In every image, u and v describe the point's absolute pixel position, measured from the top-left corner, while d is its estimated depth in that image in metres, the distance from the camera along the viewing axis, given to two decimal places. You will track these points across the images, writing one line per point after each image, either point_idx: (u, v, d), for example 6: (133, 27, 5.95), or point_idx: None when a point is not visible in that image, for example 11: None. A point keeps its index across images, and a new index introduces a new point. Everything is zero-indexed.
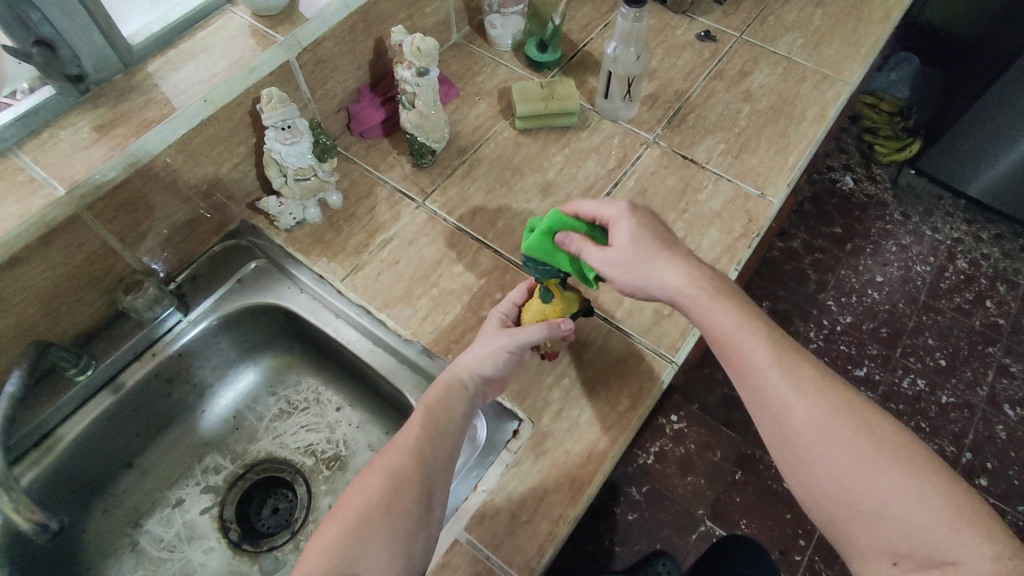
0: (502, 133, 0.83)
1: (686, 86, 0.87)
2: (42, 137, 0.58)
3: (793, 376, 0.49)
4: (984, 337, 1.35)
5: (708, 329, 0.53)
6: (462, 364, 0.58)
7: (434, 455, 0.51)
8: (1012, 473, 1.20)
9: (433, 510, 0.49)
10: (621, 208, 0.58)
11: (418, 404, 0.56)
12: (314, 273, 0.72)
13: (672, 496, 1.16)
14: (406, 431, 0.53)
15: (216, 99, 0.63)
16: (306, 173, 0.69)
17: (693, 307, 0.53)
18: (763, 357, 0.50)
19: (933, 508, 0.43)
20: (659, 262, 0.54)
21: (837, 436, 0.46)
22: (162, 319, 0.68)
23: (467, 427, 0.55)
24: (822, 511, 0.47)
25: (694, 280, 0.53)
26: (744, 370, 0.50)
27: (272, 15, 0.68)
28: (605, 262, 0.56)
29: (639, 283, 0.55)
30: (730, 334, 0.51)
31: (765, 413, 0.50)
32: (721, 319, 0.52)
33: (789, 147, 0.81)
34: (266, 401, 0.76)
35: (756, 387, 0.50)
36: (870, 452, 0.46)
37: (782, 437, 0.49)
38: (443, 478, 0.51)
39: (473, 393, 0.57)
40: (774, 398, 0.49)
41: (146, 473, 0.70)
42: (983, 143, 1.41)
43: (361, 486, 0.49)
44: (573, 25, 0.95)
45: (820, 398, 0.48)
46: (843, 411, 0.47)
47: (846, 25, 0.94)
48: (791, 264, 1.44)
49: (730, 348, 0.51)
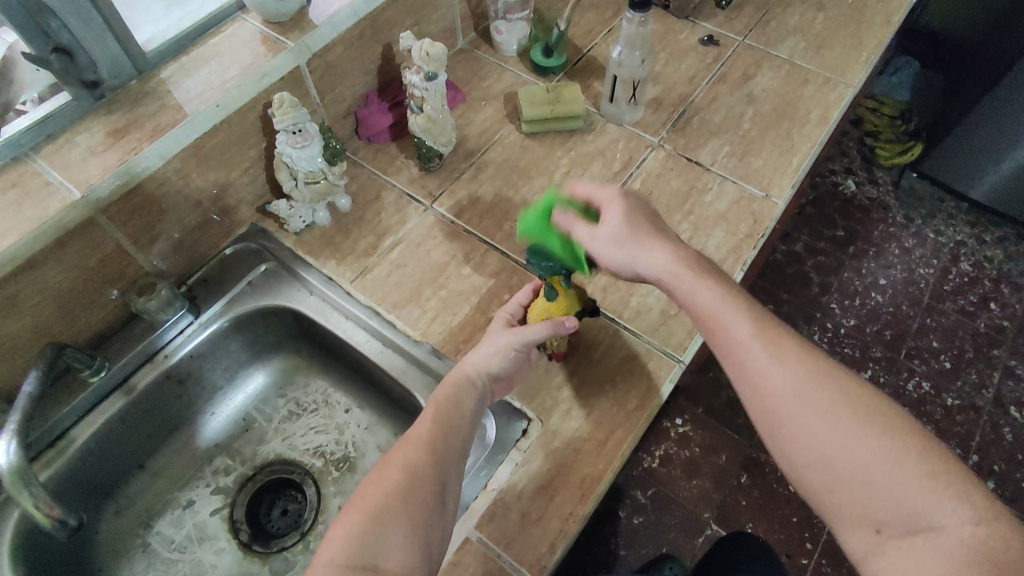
0: (508, 137, 0.84)
1: (690, 90, 0.88)
2: (58, 142, 0.59)
3: (773, 349, 0.50)
4: (989, 339, 1.35)
5: (691, 305, 0.54)
6: (468, 363, 0.59)
7: (446, 449, 0.52)
8: (1019, 476, 1.20)
9: (447, 504, 0.49)
10: (615, 192, 0.60)
11: (428, 401, 0.56)
12: (324, 276, 0.73)
13: (677, 499, 1.16)
14: (417, 426, 0.53)
15: (228, 104, 0.64)
16: (316, 176, 0.70)
17: (676, 286, 0.54)
18: (743, 331, 0.51)
19: (912, 473, 0.45)
20: (644, 239, 0.57)
21: (818, 407, 0.47)
22: (173, 321, 0.69)
23: (477, 425, 0.55)
24: (805, 483, 0.48)
25: (678, 258, 0.55)
26: (726, 346, 0.51)
27: (282, 21, 0.69)
28: (595, 237, 0.58)
29: (625, 261, 0.57)
30: (712, 310, 0.52)
31: (749, 388, 0.50)
32: (704, 295, 0.53)
33: (793, 149, 0.82)
34: (275, 403, 0.77)
35: (739, 362, 0.51)
36: (849, 420, 0.46)
37: (765, 409, 0.49)
38: (456, 473, 0.51)
39: (481, 389, 0.58)
40: (757, 371, 0.49)
41: (157, 475, 0.71)
42: (984, 145, 1.42)
43: (378, 477, 0.48)
44: (577, 31, 0.96)
45: (800, 368, 0.49)
46: (822, 381, 0.48)
47: (848, 29, 0.95)
48: (794, 267, 1.45)
49: (713, 324, 0.52)
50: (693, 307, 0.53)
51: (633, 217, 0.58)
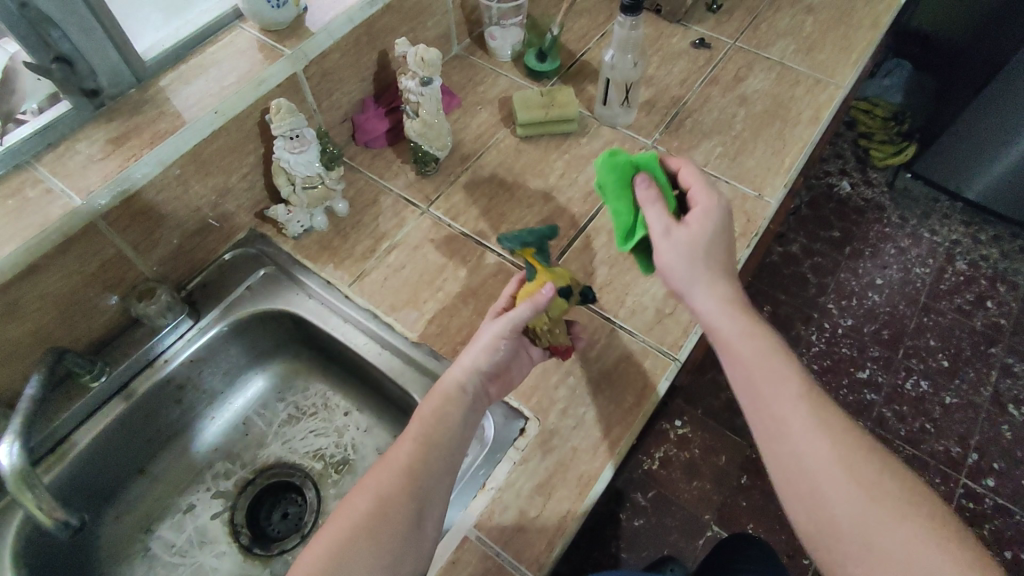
0: (504, 141, 0.85)
1: (682, 92, 0.89)
2: (59, 149, 0.60)
3: (816, 412, 0.50)
4: (987, 338, 1.36)
5: (734, 353, 0.54)
6: (458, 372, 0.58)
7: (427, 472, 0.51)
8: (1018, 473, 1.20)
9: (425, 528, 0.50)
10: (714, 198, 0.59)
11: (415, 414, 0.56)
12: (322, 280, 0.74)
13: (677, 501, 1.16)
14: (400, 447, 0.53)
15: (226, 110, 0.65)
16: (314, 181, 0.71)
17: (724, 328, 0.55)
18: (790, 389, 0.51)
19: (947, 556, 0.43)
20: (710, 263, 0.57)
21: (856, 476, 0.47)
22: (162, 335, 0.69)
23: (466, 434, 0.56)
24: (832, 550, 0.47)
25: (731, 303, 0.56)
26: (768, 402, 0.51)
27: (280, 30, 0.70)
28: (669, 233, 0.57)
29: (683, 278, 0.57)
30: (760, 367, 0.52)
31: (783, 447, 0.50)
32: (753, 344, 0.53)
33: (785, 149, 0.83)
34: (275, 407, 0.77)
35: (778, 420, 0.50)
36: (887, 494, 0.46)
37: (799, 467, 0.49)
38: (438, 496, 0.51)
39: (473, 399, 0.57)
40: (798, 427, 0.49)
41: (156, 480, 0.71)
42: (976, 146, 1.43)
43: (348, 507, 0.49)
44: (571, 36, 0.97)
45: (840, 436, 0.49)
46: (864, 453, 0.48)
47: (837, 31, 0.96)
48: (791, 268, 1.46)
49: (758, 376, 0.52)
50: (739, 357, 0.54)
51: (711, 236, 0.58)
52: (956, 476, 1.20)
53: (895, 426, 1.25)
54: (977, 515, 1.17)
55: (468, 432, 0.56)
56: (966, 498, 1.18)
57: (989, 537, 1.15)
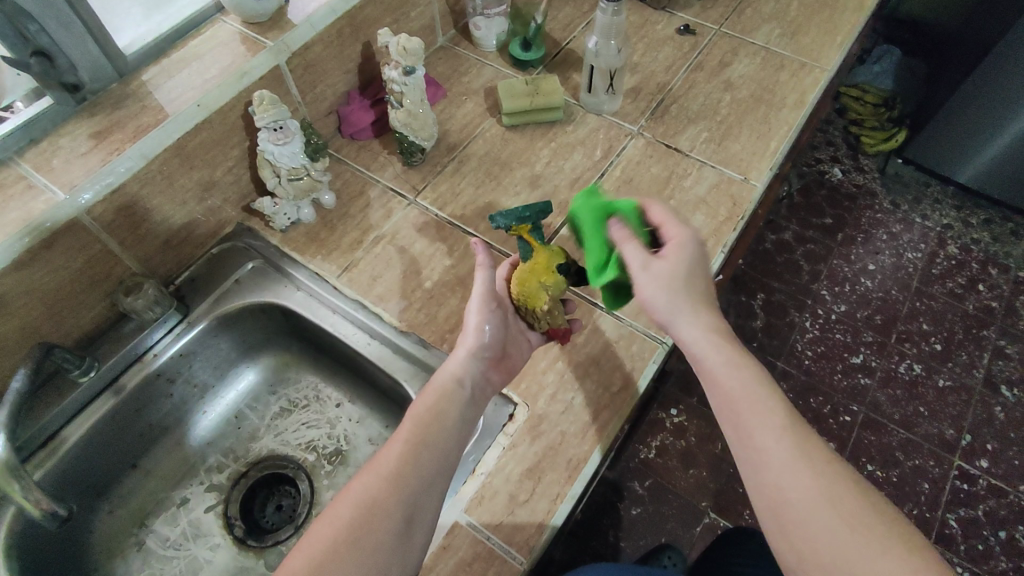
0: (490, 130, 0.85)
1: (668, 78, 0.90)
2: (42, 145, 0.60)
3: (798, 445, 0.50)
4: (978, 320, 1.37)
5: (719, 384, 0.54)
6: (448, 371, 0.58)
7: (415, 477, 0.50)
8: (1011, 454, 1.21)
9: (415, 536, 0.48)
10: (686, 233, 0.59)
11: (408, 414, 0.56)
12: (310, 271, 0.74)
13: (674, 490, 1.17)
14: (390, 449, 0.52)
15: (209, 103, 0.65)
16: (299, 173, 0.71)
17: (710, 359, 0.55)
18: (773, 423, 0.51)
19: None
20: (685, 293, 0.56)
21: (838, 510, 0.47)
22: (148, 333, 0.68)
23: (464, 429, 0.56)
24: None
25: (714, 332, 0.55)
26: (749, 432, 0.51)
27: (261, 22, 0.70)
28: (647, 266, 0.56)
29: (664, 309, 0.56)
30: (744, 401, 0.52)
31: (765, 478, 0.50)
32: (735, 377, 0.53)
33: (770, 133, 0.83)
34: (267, 400, 0.77)
35: (758, 451, 0.50)
36: (868, 526, 0.46)
37: (780, 500, 0.49)
38: (429, 501, 0.50)
39: (469, 393, 0.58)
40: (778, 461, 0.49)
41: (149, 474, 0.71)
42: (965, 131, 1.44)
43: (332, 516, 0.48)
44: (556, 25, 0.97)
45: (822, 468, 0.49)
46: (844, 484, 0.48)
47: (822, 14, 0.96)
48: (783, 256, 1.46)
49: (740, 408, 0.52)
50: (723, 390, 0.53)
51: (689, 266, 0.57)
52: (951, 458, 1.21)
53: (889, 411, 1.26)
54: (971, 496, 1.17)
55: (465, 427, 0.56)
56: (959, 480, 1.19)
57: (984, 517, 1.15)
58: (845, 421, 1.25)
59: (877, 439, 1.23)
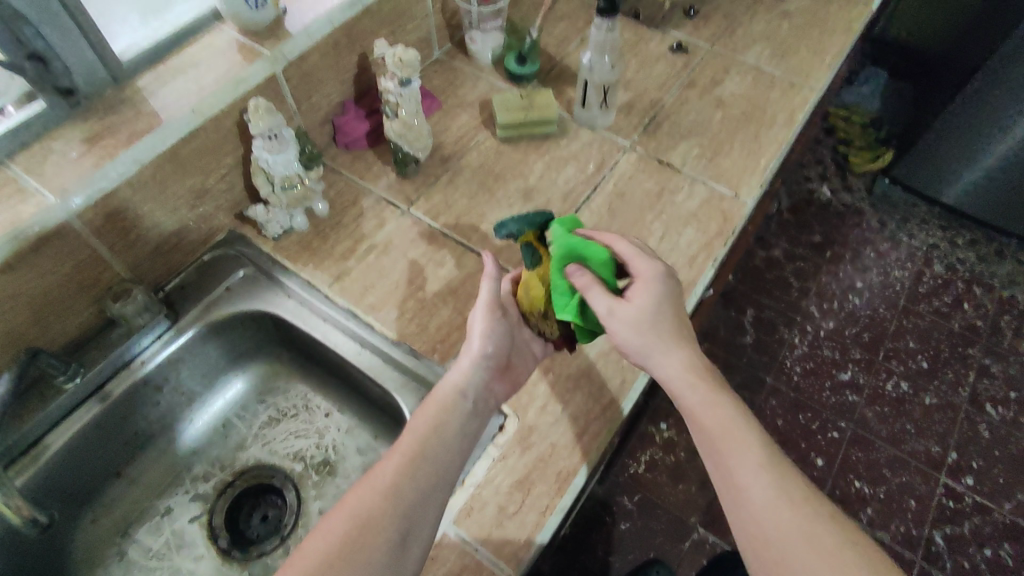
0: (484, 143, 0.86)
1: (660, 95, 0.91)
2: (34, 149, 0.60)
3: (778, 480, 0.50)
4: (964, 339, 1.38)
5: (699, 421, 0.54)
6: (451, 383, 0.58)
7: (411, 488, 0.50)
8: (997, 472, 1.22)
9: (409, 549, 0.48)
10: (654, 272, 0.58)
11: (408, 426, 0.55)
12: (302, 279, 0.74)
13: (663, 504, 1.16)
14: (386, 462, 0.52)
15: (204, 110, 0.65)
16: (292, 181, 0.71)
17: (685, 398, 0.56)
18: (751, 459, 0.51)
19: None
20: (651, 335, 0.56)
21: (820, 550, 0.46)
22: (136, 341, 0.67)
23: (464, 442, 0.56)
24: None
25: (692, 369, 0.56)
26: (729, 470, 0.51)
27: (258, 30, 0.70)
28: (613, 312, 0.56)
29: (638, 348, 0.57)
30: (722, 437, 0.53)
31: (745, 515, 0.50)
32: (715, 414, 0.54)
33: (761, 151, 0.84)
34: (255, 409, 0.77)
35: (736, 486, 0.51)
36: (854, 566, 0.45)
37: (762, 540, 0.48)
38: (426, 512, 0.50)
39: (472, 404, 0.58)
40: (758, 498, 0.49)
41: (134, 482, 0.70)
42: (951, 155, 1.46)
43: (324, 529, 0.47)
44: (551, 40, 0.98)
45: (803, 506, 0.49)
46: (828, 522, 0.48)
47: (812, 36, 0.98)
48: (773, 272, 1.48)
49: (719, 445, 0.53)
50: (701, 424, 0.54)
51: (660, 304, 0.57)
52: (937, 476, 1.22)
53: (877, 427, 1.27)
54: (958, 514, 1.18)
55: (466, 439, 0.56)
56: (946, 498, 1.19)
57: (970, 535, 1.16)
58: (833, 437, 1.26)
59: (865, 455, 1.24)
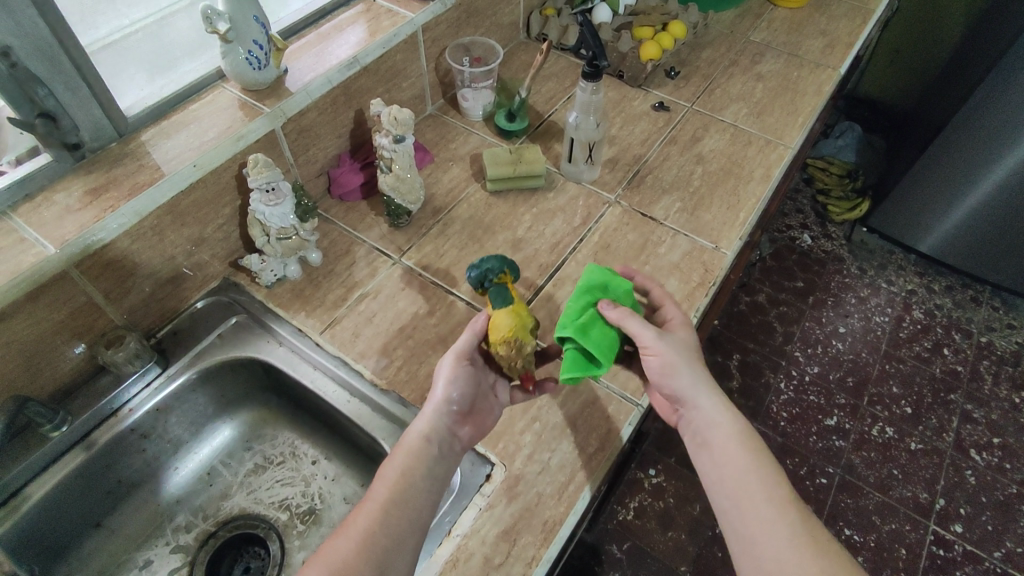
0: (474, 196, 0.89)
1: (643, 151, 0.95)
2: (36, 200, 0.62)
3: (802, 524, 0.53)
4: (946, 385, 1.41)
5: (727, 459, 0.57)
6: (413, 432, 0.58)
7: (382, 538, 0.51)
8: (985, 518, 1.22)
9: None
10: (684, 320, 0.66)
11: (380, 474, 0.56)
12: (293, 327, 0.75)
13: (653, 553, 1.15)
14: (360, 515, 0.52)
15: (205, 164, 0.67)
16: (288, 232, 0.73)
17: (716, 433, 0.59)
18: (777, 499, 0.54)
19: None
20: (694, 363, 0.61)
21: None
22: (123, 389, 0.68)
23: (435, 490, 0.56)
24: None
25: (723, 407, 0.60)
26: (754, 509, 0.54)
27: (260, 89, 0.74)
28: (660, 335, 0.62)
29: (681, 377, 0.61)
30: (741, 480, 0.56)
31: (767, 552, 0.52)
32: (745, 452, 0.57)
33: (739, 205, 0.88)
34: (241, 456, 0.77)
35: (753, 528, 0.53)
36: None
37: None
38: (400, 564, 0.50)
39: (439, 448, 0.58)
40: (780, 538, 0.52)
41: (112, 534, 0.69)
42: (922, 207, 1.52)
43: None
44: (540, 98, 1.03)
45: (823, 546, 0.51)
46: (844, 562, 0.51)
47: (785, 97, 1.04)
48: (757, 317, 1.51)
49: (746, 484, 0.55)
50: (723, 463, 0.57)
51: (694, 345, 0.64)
52: (925, 523, 1.22)
53: (864, 473, 1.27)
54: (948, 562, 1.17)
55: (437, 485, 0.56)
56: (936, 545, 1.19)
57: None
58: (820, 483, 1.26)
59: (854, 501, 1.24)
